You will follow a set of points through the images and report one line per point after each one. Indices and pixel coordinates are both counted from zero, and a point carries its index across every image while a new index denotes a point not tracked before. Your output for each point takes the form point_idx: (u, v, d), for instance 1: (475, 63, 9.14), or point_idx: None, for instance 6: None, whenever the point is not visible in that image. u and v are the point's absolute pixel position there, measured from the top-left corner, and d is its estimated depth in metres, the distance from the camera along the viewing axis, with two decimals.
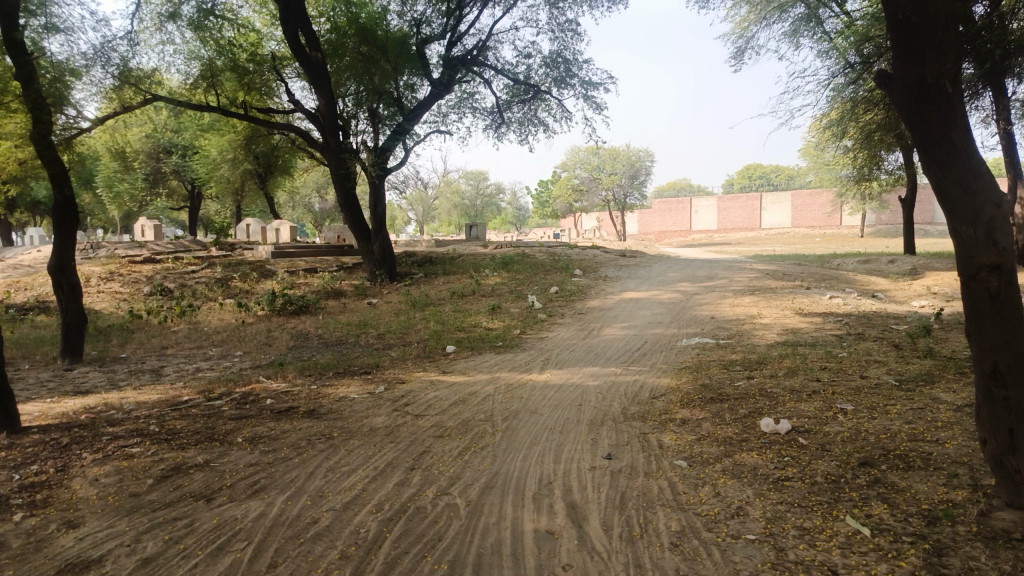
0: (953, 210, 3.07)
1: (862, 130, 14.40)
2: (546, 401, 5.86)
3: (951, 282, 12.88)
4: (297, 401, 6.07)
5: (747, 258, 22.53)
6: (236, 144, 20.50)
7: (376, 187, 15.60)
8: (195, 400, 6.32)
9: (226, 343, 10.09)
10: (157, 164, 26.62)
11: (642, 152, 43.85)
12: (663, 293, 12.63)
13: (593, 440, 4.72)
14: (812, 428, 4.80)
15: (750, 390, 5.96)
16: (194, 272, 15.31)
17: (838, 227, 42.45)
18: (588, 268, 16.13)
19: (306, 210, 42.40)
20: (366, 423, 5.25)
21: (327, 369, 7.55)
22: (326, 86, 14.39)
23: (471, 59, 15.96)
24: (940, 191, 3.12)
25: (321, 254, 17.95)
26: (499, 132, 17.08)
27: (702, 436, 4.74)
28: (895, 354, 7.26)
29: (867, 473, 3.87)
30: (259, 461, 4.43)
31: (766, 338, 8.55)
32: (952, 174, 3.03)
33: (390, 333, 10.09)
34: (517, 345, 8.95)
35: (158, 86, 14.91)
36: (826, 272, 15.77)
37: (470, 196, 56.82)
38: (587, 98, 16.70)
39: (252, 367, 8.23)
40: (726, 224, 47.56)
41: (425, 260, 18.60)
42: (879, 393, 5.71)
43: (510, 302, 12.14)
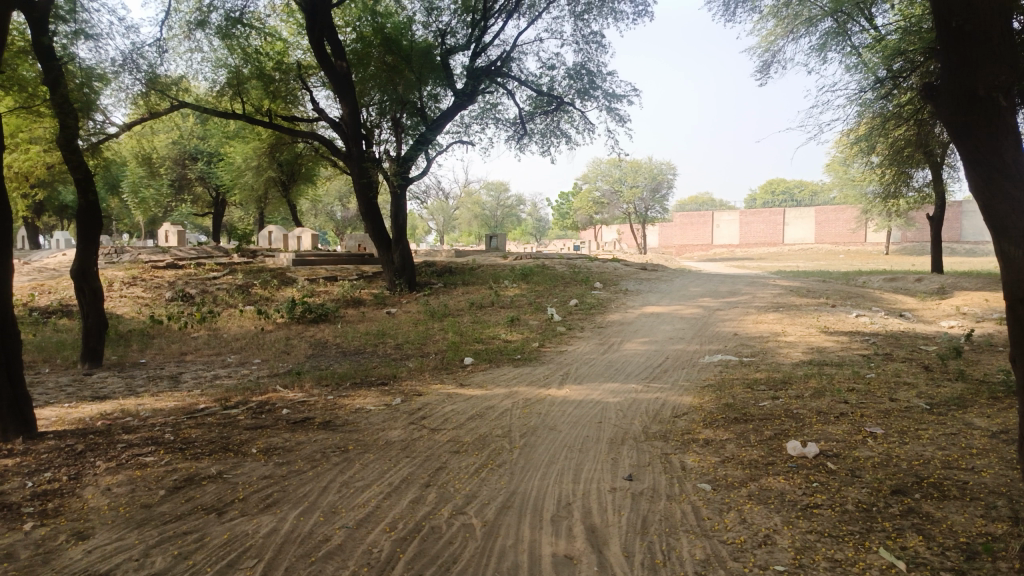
0: (994, 215, 3.12)
1: (890, 146, 14.18)
2: (565, 417, 5.74)
3: (981, 302, 12.59)
4: (313, 412, 6.00)
5: (770, 274, 22.25)
6: (260, 151, 20.67)
7: (397, 196, 15.59)
8: (211, 409, 6.28)
9: (245, 351, 10.08)
10: (182, 171, 26.92)
11: (665, 165, 43.64)
12: (685, 308, 12.47)
13: (613, 460, 4.59)
14: (841, 453, 4.63)
15: (775, 411, 5.80)
16: (215, 278, 15.39)
17: (863, 244, 41.90)
18: (609, 282, 16.00)
19: (328, 218, 42.68)
20: (382, 436, 5.16)
21: (344, 379, 7.49)
22: (349, 95, 14.45)
23: (495, 69, 15.96)
24: (983, 198, 3.17)
25: (341, 263, 18.00)
26: (521, 142, 17.05)
27: (726, 458, 4.60)
28: (925, 376, 7.06)
29: (900, 502, 3.70)
30: (273, 474, 4.36)
31: (791, 356, 8.37)
32: (995, 181, 3.09)
33: (408, 343, 10.03)
34: (536, 358, 8.85)
35: (185, 93, 15.06)
36: (852, 289, 15.50)
37: (491, 206, 56.92)
38: (611, 109, 16.63)
39: (269, 376, 8.21)
40: (749, 239, 47.16)
41: (444, 270, 18.57)
42: (910, 417, 5.53)
43: (529, 314, 12.05)
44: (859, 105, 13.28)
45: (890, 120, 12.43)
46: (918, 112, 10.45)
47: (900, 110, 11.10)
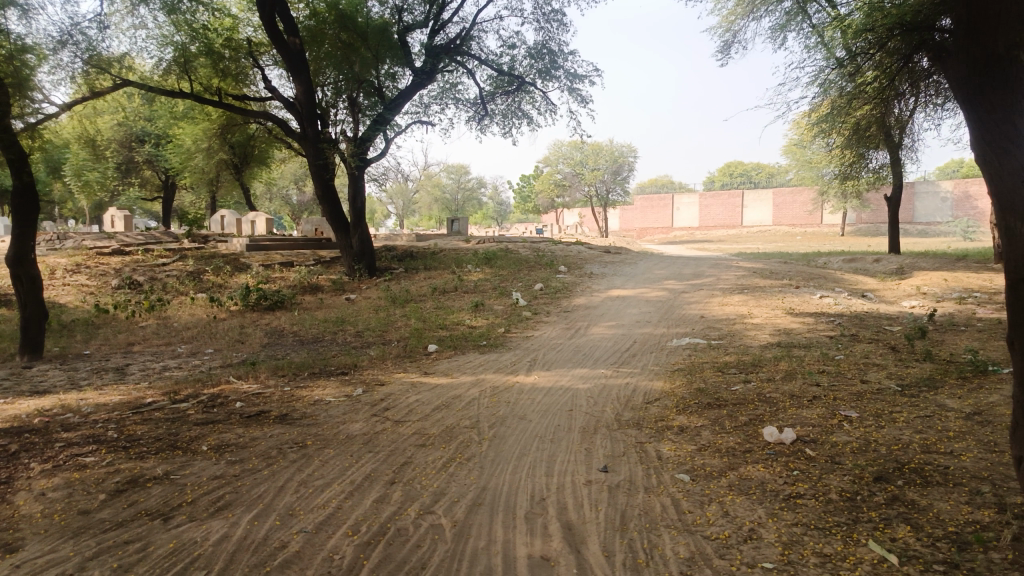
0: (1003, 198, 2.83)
1: (850, 127, 14.27)
2: (535, 406, 5.54)
3: (940, 283, 12.74)
4: (269, 405, 5.68)
5: (730, 256, 22.38)
6: (211, 132, 19.91)
7: (355, 179, 15.14)
8: (158, 403, 5.91)
9: (197, 340, 9.66)
10: (130, 154, 25.90)
11: (625, 148, 43.62)
12: (650, 291, 12.37)
13: (587, 450, 4.40)
14: (818, 438, 4.52)
15: (748, 395, 5.68)
16: (165, 265, 14.77)
17: (818, 226, 42.66)
18: (573, 265, 15.84)
19: (284, 203, 41.75)
20: (342, 430, 4.88)
21: (302, 369, 7.16)
22: (303, 74, 13.92)
23: (454, 48, 15.58)
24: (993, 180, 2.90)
25: (298, 248, 17.51)
26: (481, 124, 16.71)
27: (703, 446, 4.44)
28: (893, 357, 7.04)
29: (884, 490, 3.59)
30: (225, 473, 4.06)
31: (759, 339, 8.30)
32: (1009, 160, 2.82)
33: (369, 330, 9.71)
34: (502, 344, 8.61)
35: (129, 71, 14.36)
36: (812, 271, 15.62)
37: (452, 189, 56.35)
38: (572, 90, 16.39)
39: (223, 366, 7.82)
40: (708, 222, 47.59)
41: (405, 254, 18.20)
42: (883, 400, 5.47)
43: (494, 299, 11.80)
44: (821, 84, 13.27)
45: (851, 99, 12.43)
46: (882, 90, 10.42)
47: (862, 89, 11.10)
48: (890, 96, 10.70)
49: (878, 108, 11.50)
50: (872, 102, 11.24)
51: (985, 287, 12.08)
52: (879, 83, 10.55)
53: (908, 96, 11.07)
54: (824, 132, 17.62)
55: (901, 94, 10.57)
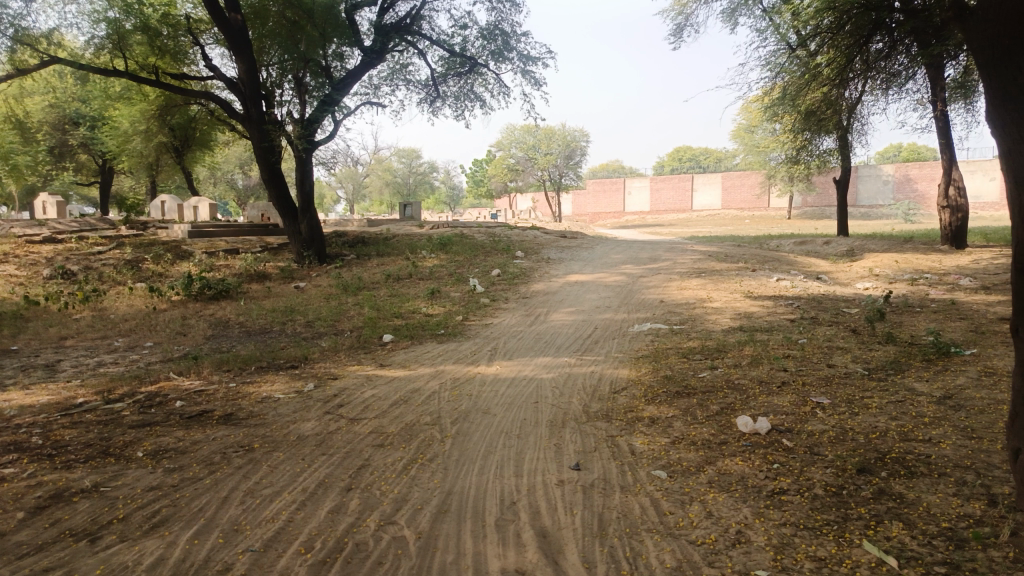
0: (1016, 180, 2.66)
1: (803, 110, 14.35)
2: (498, 398, 5.27)
3: (891, 264, 12.90)
4: (213, 404, 5.27)
5: (685, 240, 22.43)
6: (149, 114, 18.95)
7: (303, 162, 14.54)
8: (90, 404, 5.44)
9: (136, 333, 9.11)
10: (62, 137, 24.57)
11: (578, 132, 43.41)
12: (609, 275, 12.21)
13: (556, 447, 4.15)
14: (794, 427, 4.36)
15: (717, 382, 5.51)
16: (100, 253, 13.98)
17: (766, 209, 43.36)
18: (529, 250, 15.60)
19: (229, 187, 40.44)
20: (293, 431, 4.53)
21: (248, 363, 6.73)
22: (246, 53, 13.26)
23: (405, 27, 15.07)
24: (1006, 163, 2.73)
25: (244, 235, 16.85)
26: (433, 106, 16.27)
27: (677, 438, 4.23)
28: (856, 340, 6.99)
29: (869, 483, 3.44)
30: (162, 484, 3.68)
31: (721, 323, 8.19)
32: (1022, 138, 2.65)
33: (320, 320, 9.29)
34: (461, 332, 8.31)
35: (58, 48, 13.50)
36: (766, 253, 15.69)
37: (403, 173, 55.34)
38: (526, 72, 16.07)
39: (163, 361, 7.34)
40: (659, 205, 47.91)
41: (356, 240, 17.66)
42: (852, 384, 5.38)
43: (450, 286, 11.46)
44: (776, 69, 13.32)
45: (807, 80, 12.42)
46: (839, 71, 10.45)
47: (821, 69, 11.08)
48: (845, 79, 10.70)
49: (833, 90, 11.52)
50: (828, 84, 11.25)
51: (935, 269, 12.27)
52: (837, 63, 10.53)
53: (861, 79, 11.14)
54: (775, 114, 17.68)
55: (857, 76, 10.61)
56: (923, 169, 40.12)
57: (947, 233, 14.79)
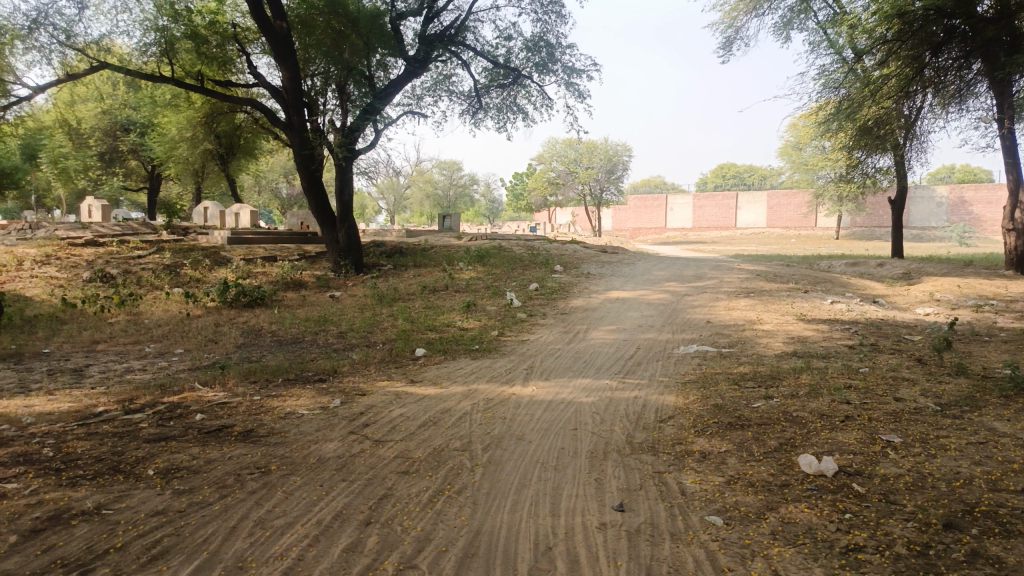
0: None
1: (860, 125, 13.75)
2: (534, 423, 4.90)
3: (953, 289, 12.22)
4: (233, 418, 5.01)
5: (730, 257, 21.76)
6: (196, 121, 19.06)
7: (343, 170, 14.41)
8: (109, 414, 5.22)
9: (168, 339, 8.97)
10: (113, 143, 25.01)
11: (621, 146, 43.00)
12: (651, 293, 11.76)
13: (597, 482, 3.77)
14: (864, 469, 3.91)
15: (773, 413, 5.05)
16: (140, 257, 14.02)
17: (813, 229, 42.23)
18: (569, 264, 15.22)
19: (273, 196, 40.94)
20: (313, 452, 4.22)
21: (276, 375, 6.48)
22: (290, 61, 13.23)
23: (449, 37, 14.89)
24: None
25: (283, 243, 16.83)
26: (476, 117, 16.06)
27: (733, 478, 3.81)
28: (923, 371, 6.45)
29: (960, 543, 2.96)
30: (168, 509, 3.39)
31: (772, 347, 7.71)
32: None
33: (353, 331, 9.04)
34: (497, 348, 7.97)
35: (108, 53, 13.63)
36: (817, 274, 15.04)
37: (444, 185, 55.52)
38: (570, 84, 15.77)
39: (190, 370, 7.14)
40: (701, 223, 47.04)
41: (394, 251, 17.48)
42: (924, 422, 4.87)
43: (486, 300, 11.15)
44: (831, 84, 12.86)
45: (867, 95, 11.89)
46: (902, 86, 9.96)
47: (883, 83, 10.62)
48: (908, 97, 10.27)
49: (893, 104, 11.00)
50: (888, 97, 10.73)
51: (1000, 295, 11.56)
52: (902, 76, 10.14)
53: (923, 94, 10.63)
54: (827, 129, 17.06)
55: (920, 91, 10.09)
56: (979, 190, 38.70)
57: (1011, 258, 13.99)
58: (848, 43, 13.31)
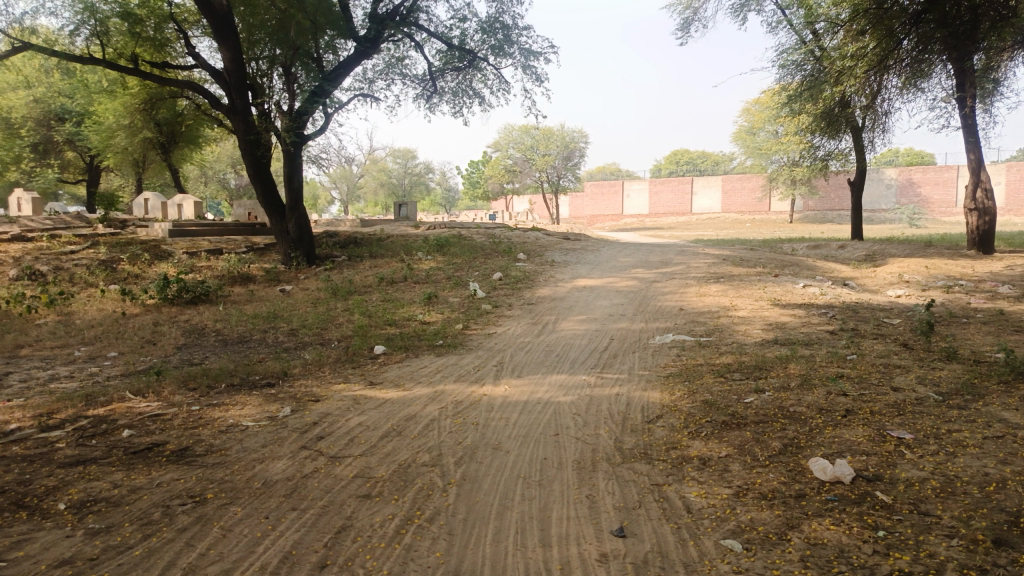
0: None
1: (824, 106, 13.52)
2: (510, 429, 4.39)
3: (921, 270, 12.09)
4: (167, 434, 4.39)
5: (692, 242, 21.50)
6: (133, 108, 17.97)
7: (291, 156, 13.61)
8: (21, 432, 4.52)
9: (101, 341, 8.22)
10: (47, 133, 23.55)
11: (577, 132, 42.66)
12: (620, 280, 11.35)
13: (590, 501, 3.28)
14: (883, 474, 3.50)
15: (769, 410, 4.63)
16: (73, 252, 13.06)
17: (767, 213, 42.61)
18: (531, 252, 14.74)
19: (221, 187, 39.45)
20: (258, 475, 3.63)
21: (218, 380, 5.82)
22: (232, 40, 12.39)
23: (402, 17, 14.15)
24: None
25: (230, 234, 16.00)
26: (430, 102, 15.39)
27: (741, 489, 3.36)
28: (913, 357, 6.13)
29: (1018, 564, 2.54)
30: (77, 557, 2.78)
31: (752, 334, 7.33)
32: None
33: (305, 328, 8.40)
34: (461, 343, 7.42)
35: (31, 34, 12.53)
36: (783, 257, 14.82)
37: (399, 174, 54.80)
38: (527, 67, 15.22)
39: (123, 376, 6.43)
40: (658, 208, 46.99)
41: (348, 241, 16.75)
42: (930, 415, 4.50)
43: (448, 291, 10.59)
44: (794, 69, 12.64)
45: (828, 76, 11.61)
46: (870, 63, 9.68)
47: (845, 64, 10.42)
48: (874, 90, 9.97)
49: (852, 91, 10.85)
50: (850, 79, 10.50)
51: (968, 275, 11.46)
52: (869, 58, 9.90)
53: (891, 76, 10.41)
54: (788, 110, 16.90)
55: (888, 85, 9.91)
56: (927, 172, 39.40)
57: (973, 238, 13.96)
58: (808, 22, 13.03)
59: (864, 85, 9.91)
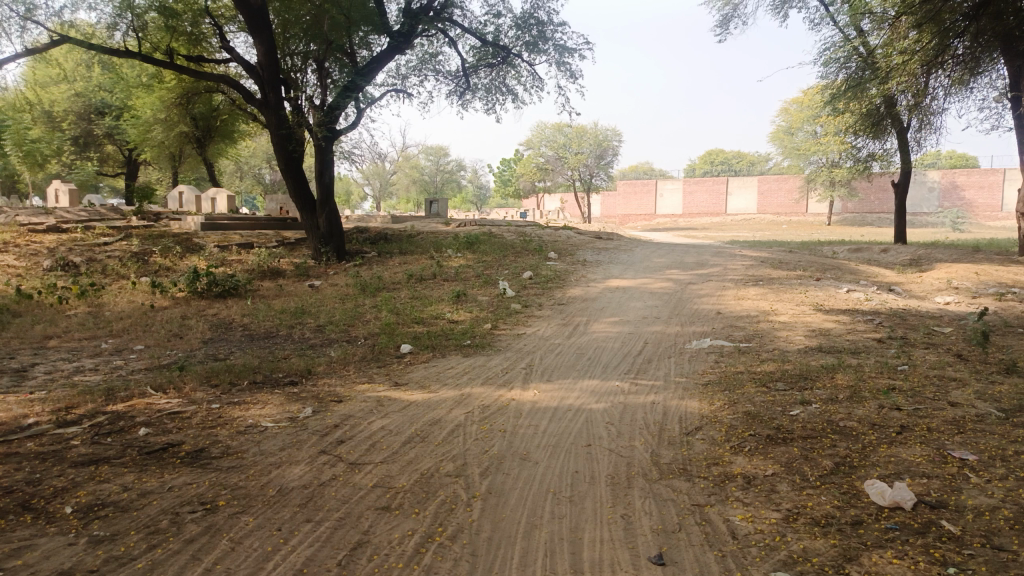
0: None
1: (870, 106, 13.02)
2: (539, 438, 4.16)
3: (970, 276, 11.58)
4: (183, 433, 4.23)
5: (728, 244, 21.02)
6: (169, 101, 18.07)
7: (323, 151, 13.50)
8: (38, 427, 4.40)
9: (129, 333, 8.16)
10: (87, 127, 23.84)
11: (611, 131, 42.22)
12: (654, 281, 11.04)
13: (626, 522, 3.03)
14: (948, 500, 3.19)
15: (816, 424, 4.33)
16: (106, 244, 13.13)
17: (804, 214, 41.74)
18: (563, 251, 14.46)
19: (255, 181, 39.80)
20: (274, 481, 3.45)
21: (241, 378, 5.67)
22: (266, 34, 12.32)
23: (435, 12, 13.96)
24: None
25: (261, 229, 16.01)
26: (463, 98, 15.20)
27: (791, 513, 3.08)
28: (969, 369, 5.75)
29: None
30: (76, 569, 2.61)
31: (794, 341, 6.99)
32: None
33: (332, 324, 8.26)
34: (490, 343, 7.20)
35: (70, 28, 12.58)
36: (823, 261, 14.35)
37: (431, 171, 55.01)
38: (562, 64, 14.95)
39: (147, 370, 6.33)
40: (692, 209, 46.31)
41: (378, 237, 16.64)
42: (994, 433, 4.14)
43: (477, 289, 10.39)
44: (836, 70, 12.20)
45: (874, 75, 11.16)
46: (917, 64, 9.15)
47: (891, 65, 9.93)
48: (923, 90, 9.52)
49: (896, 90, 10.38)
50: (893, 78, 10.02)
51: (1021, 282, 10.94)
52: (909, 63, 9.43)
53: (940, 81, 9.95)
54: (831, 109, 16.36)
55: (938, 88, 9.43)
56: (971, 175, 38.23)
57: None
58: (853, 18, 12.56)
59: (913, 83, 9.46)
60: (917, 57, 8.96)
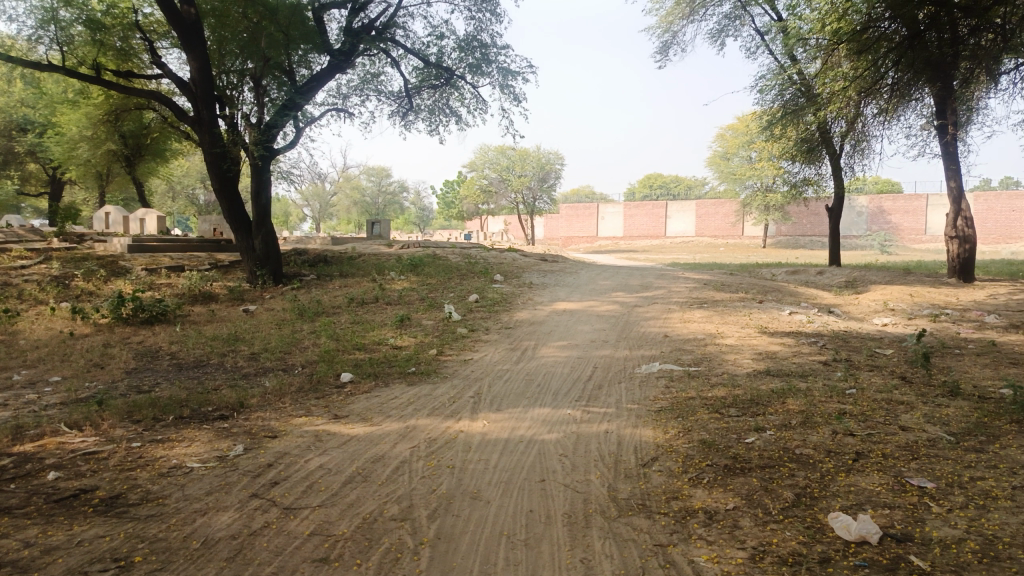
0: None
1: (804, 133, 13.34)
2: (490, 474, 3.92)
3: (904, 298, 11.90)
4: (98, 477, 3.84)
5: (670, 266, 21.23)
6: (96, 118, 17.29)
7: (259, 171, 13.04)
8: None
9: (45, 363, 7.59)
10: (8, 144, 22.66)
11: (552, 154, 42.57)
12: (600, 304, 10.96)
13: (586, 567, 2.83)
14: (913, 533, 3.09)
15: (773, 452, 4.22)
16: (24, 267, 12.35)
17: (741, 237, 42.80)
18: (509, 274, 14.31)
19: (189, 202, 38.56)
20: (198, 531, 3.12)
21: (166, 412, 5.26)
22: (200, 51, 11.89)
23: (376, 32, 13.74)
24: None
25: (194, 251, 15.35)
26: (405, 119, 14.99)
27: (757, 552, 2.93)
28: (915, 392, 5.78)
29: None
30: None
31: (742, 364, 6.95)
32: None
33: (267, 352, 7.86)
34: (436, 370, 6.94)
35: None
36: (763, 283, 14.58)
37: (373, 193, 54.46)
38: (505, 87, 14.91)
39: (62, 405, 5.84)
40: (632, 231, 46.97)
41: (318, 259, 16.18)
42: (949, 459, 4.11)
43: (421, 313, 10.11)
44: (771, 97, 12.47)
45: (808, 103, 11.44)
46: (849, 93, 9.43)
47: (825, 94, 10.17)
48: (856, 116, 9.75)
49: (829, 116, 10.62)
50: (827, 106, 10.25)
51: (952, 303, 11.29)
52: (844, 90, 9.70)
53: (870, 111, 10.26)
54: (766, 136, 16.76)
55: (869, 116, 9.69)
56: (896, 201, 39.91)
57: (953, 266, 13.86)
58: (787, 48, 12.88)
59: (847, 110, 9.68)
60: (853, 84, 9.15)
